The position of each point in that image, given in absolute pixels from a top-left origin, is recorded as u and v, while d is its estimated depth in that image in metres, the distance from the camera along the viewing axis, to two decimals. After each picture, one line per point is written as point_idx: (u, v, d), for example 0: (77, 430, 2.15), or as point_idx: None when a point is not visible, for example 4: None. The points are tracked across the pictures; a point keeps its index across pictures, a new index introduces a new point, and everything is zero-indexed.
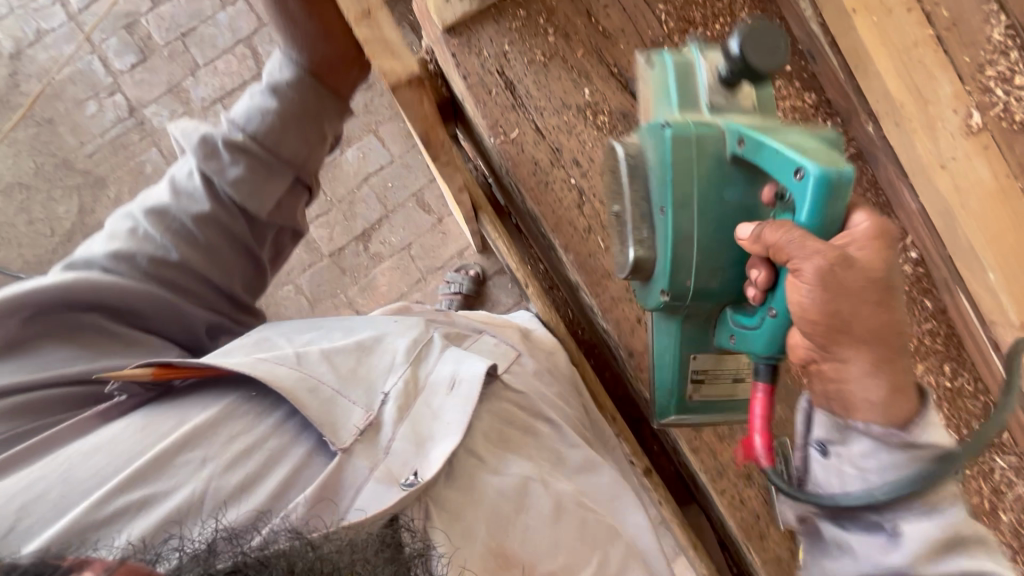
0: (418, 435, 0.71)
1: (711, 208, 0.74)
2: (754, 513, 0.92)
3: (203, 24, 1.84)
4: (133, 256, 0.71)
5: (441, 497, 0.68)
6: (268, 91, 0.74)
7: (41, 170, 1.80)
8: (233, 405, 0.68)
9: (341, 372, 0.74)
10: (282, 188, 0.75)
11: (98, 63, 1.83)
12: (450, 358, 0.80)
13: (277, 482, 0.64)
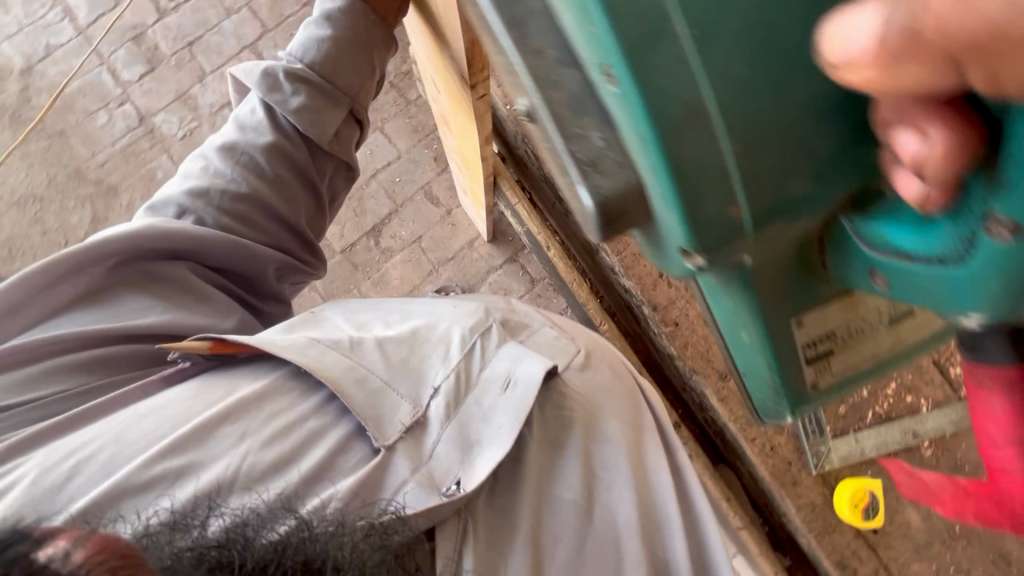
0: (465, 438, 0.70)
1: (745, 57, 0.37)
2: (786, 460, 0.94)
3: (209, 33, 1.90)
4: (208, 192, 0.73)
5: (478, 507, 0.68)
6: (323, 21, 0.75)
7: (55, 182, 1.83)
8: (280, 385, 0.68)
9: (390, 365, 0.73)
10: (341, 117, 0.77)
11: (107, 74, 1.88)
12: (508, 355, 0.78)
13: (309, 464, 0.62)
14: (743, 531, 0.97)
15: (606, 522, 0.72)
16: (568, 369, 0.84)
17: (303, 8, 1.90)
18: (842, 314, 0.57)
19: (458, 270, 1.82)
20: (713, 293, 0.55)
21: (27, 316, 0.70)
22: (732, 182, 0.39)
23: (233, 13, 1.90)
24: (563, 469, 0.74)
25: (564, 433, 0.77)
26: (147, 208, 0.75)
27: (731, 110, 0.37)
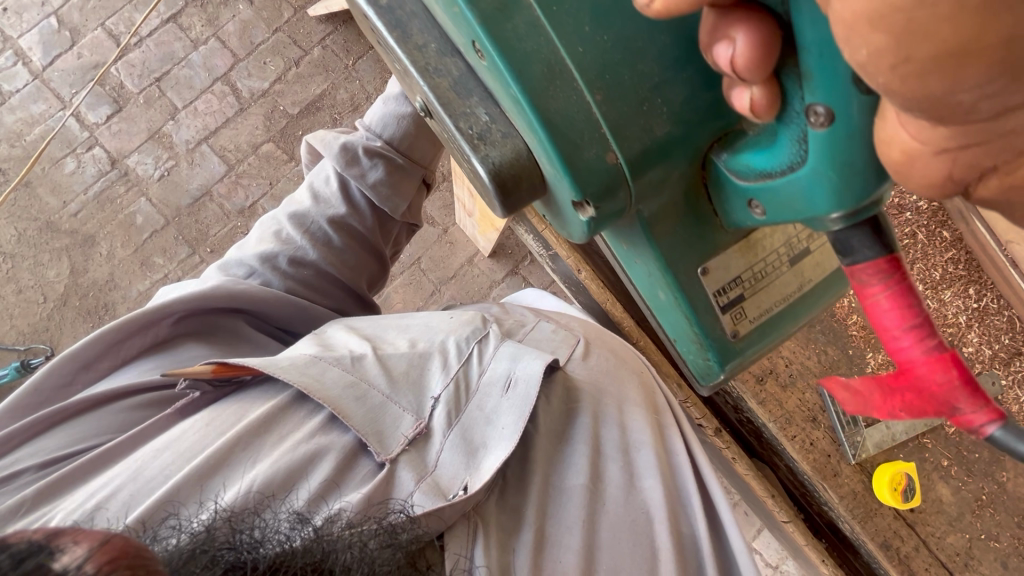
0: (469, 443, 0.62)
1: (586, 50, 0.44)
2: (826, 453, 0.97)
3: (176, 67, 1.82)
4: (276, 257, 0.73)
5: (487, 514, 0.60)
6: (403, 97, 0.75)
7: (26, 236, 1.74)
8: (288, 406, 0.60)
9: (388, 376, 0.65)
10: (415, 186, 0.78)
11: (72, 119, 1.79)
12: (506, 353, 0.70)
13: (322, 479, 0.56)
14: (789, 525, 1.00)
15: (620, 506, 0.66)
16: (570, 360, 0.77)
17: (274, 35, 1.84)
18: (745, 259, 0.57)
19: (460, 288, 1.81)
20: (628, 256, 0.59)
21: (101, 369, 0.67)
22: (603, 132, 0.45)
23: (201, 44, 1.83)
24: (571, 457, 0.68)
25: (569, 422, 0.71)
26: (218, 266, 0.75)
27: (590, 67, 0.44)
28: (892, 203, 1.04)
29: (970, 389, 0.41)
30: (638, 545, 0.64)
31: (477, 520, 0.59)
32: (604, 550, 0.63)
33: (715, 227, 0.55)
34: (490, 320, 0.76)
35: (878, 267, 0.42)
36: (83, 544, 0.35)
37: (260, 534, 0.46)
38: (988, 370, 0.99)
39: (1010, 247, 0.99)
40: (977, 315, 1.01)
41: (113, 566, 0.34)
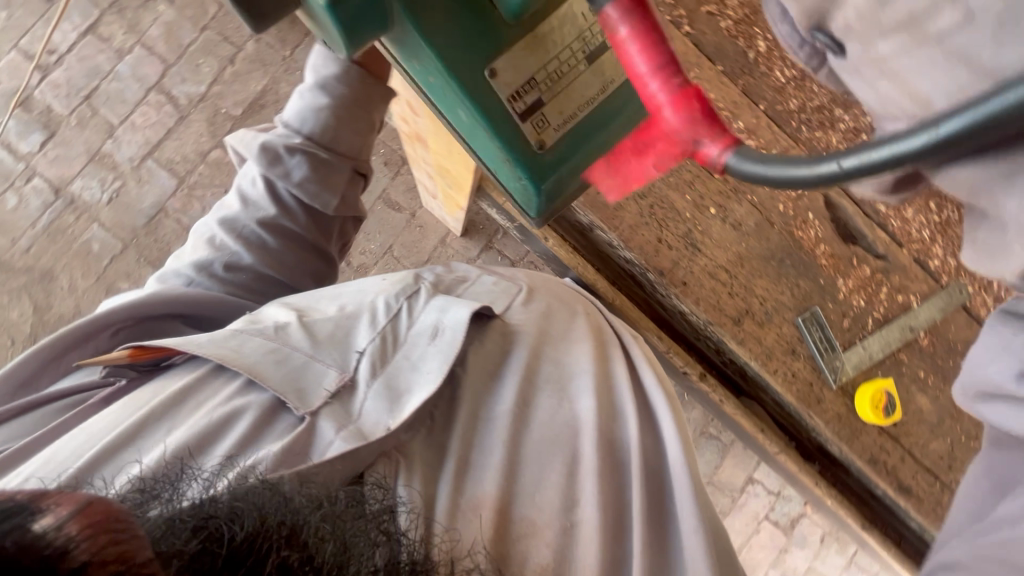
0: (394, 391, 0.62)
1: None
2: (808, 382, 1.00)
3: (104, 81, 1.73)
4: (211, 264, 0.73)
5: (411, 451, 0.60)
6: (317, 87, 0.71)
7: None
8: (210, 377, 0.61)
9: (313, 339, 0.65)
10: (345, 181, 0.75)
11: (4, 152, 1.70)
12: (435, 306, 0.72)
13: (243, 437, 0.55)
14: (781, 454, 1.05)
15: (544, 421, 0.67)
16: (509, 309, 0.78)
17: (202, 34, 1.75)
18: (529, 55, 0.57)
19: None
20: (422, 77, 0.58)
21: (42, 385, 0.68)
22: None
23: (126, 54, 1.73)
24: (501, 388, 0.68)
25: (505, 357, 0.71)
26: (157, 277, 0.74)
27: None
28: (847, 126, 1.00)
29: (711, 123, 0.48)
30: (565, 456, 0.64)
31: (399, 456, 0.59)
32: (532, 466, 0.62)
33: (495, 22, 0.55)
34: (430, 286, 0.77)
35: (622, 6, 0.47)
36: (64, 505, 0.32)
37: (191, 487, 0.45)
38: (957, 280, 1.03)
39: None
40: (939, 229, 1.03)
41: (92, 530, 0.31)
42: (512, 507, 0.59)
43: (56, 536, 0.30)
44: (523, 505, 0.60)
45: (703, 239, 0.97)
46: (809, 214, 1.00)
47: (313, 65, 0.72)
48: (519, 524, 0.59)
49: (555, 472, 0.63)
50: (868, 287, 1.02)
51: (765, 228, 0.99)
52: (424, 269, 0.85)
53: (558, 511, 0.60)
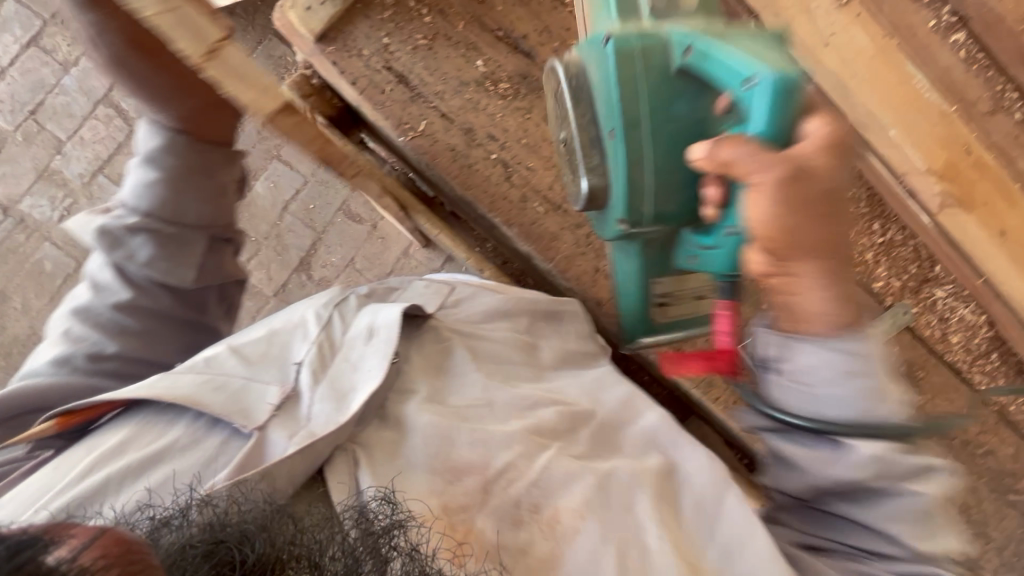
0: (338, 392, 0.62)
1: (659, 121, 0.58)
2: None
3: (50, 95, 1.68)
4: (69, 358, 0.62)
5: (369, 441, 0.60)
6: (145, 163, 0.64)
7: None
8: (144, 423, 0.58)
9: (244, 364, 0.63)
10: (202, 251, 0.66)
11: None
12: (366, 311, 0.70)
13: (203, 465, 0.55)
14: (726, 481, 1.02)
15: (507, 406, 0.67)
16: (442, 308, 0.80)
17: None
18: (676, 286, 0.75)
19: None
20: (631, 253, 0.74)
21: None
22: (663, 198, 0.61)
23: (71, 66, 1.68)
24: (456, 380, 0.69)
25: (446, 357, 0.72)
26: (18, 379, 0.63)
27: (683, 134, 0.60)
28: None
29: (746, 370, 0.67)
30: (541, 446, 0.63)
31: (354, 448, 0.59)
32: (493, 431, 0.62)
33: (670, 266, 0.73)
34: (358, 295, 0.76)
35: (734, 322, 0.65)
36: (78, 536, 0.39)
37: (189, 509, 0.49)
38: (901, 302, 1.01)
39: (907, 178, 0.95)
40: (884, 250, 1.01)
41: (105, 559, 0.38)
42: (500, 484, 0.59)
43: (70, 566, 0.37)
44: (503, 457, 0.60)
45: None
46: None
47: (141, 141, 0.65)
48: (513, 493, 0.59)
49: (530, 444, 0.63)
50: None
51: None
52: (351, 285, 0.82)
53: (560, 489, 0.60)
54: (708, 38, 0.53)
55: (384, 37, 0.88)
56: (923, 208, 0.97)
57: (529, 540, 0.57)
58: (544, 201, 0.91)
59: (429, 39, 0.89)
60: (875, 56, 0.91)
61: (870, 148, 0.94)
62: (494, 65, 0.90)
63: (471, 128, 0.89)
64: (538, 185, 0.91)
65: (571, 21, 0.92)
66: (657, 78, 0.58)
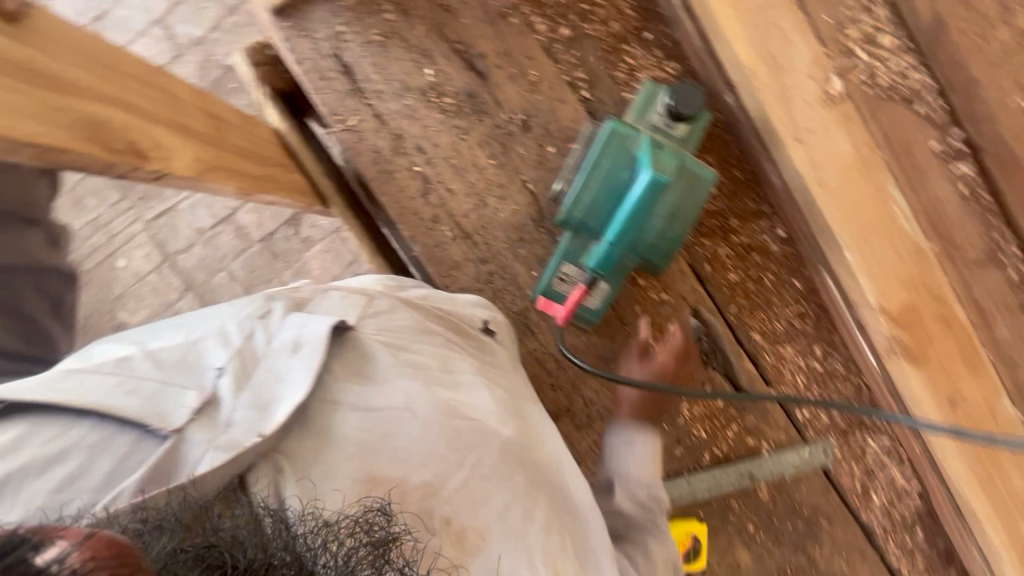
0: (260, 402, 0.51)
1: (609, 181, 0.76)
2: None
3: (115, 6, 1.78)
4: None
5: (293, 450, 0.51)
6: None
7: None
8: (45, 440, 0.45)
9: (160, 368, 0.52)
10: None
11: None
12: (293, 321, 0.58)
13: (96, 487, 0.45)
14: None
15: (444, 422, 0.57)
16: (364, 319, 0.65)
17: None
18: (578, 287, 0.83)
19: None
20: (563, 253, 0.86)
21: None
22: (586, 222, 0.78)
23: None
24: (380, 389, 0.57)
25: (368, 364, 0.60)
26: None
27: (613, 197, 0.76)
28: (739, 241, 0.90)
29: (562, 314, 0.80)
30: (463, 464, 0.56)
31: (278, 456, 0.50)
32: (413, 449, 0.54)
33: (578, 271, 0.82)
34: (286, 304, 0.62)
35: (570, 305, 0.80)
36: (68, 538, 0.27)
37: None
38: (822, 439, 0.91)
39: (857, 310, 0.83)
40: (817, 377, 0.91)
41: (95, 564, 0.26)
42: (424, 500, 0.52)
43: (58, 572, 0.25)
44: (421, 474, 0.53)
45: (538, 321, 0.89)
46: (668, 325, 0.90)
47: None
48: (429, 505, 0.52)
49: (450, 463, 0.55)
50: (716, 418, 0.92)
51: (611, 325, 0.90)
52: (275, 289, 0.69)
53: (464, 502, 0.54)
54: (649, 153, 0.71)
55: (341, 25, 0.86)
56: (872, 346, 0.85)
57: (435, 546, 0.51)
58: (457, 228, 0.88)
59: (383, 36, 0.86)
60: (852, 167, 0.79)
61: (826, 265, 0.85)
62: (443, 76, 0.87)
63: (400, 135, 0.87)
64: (456, 212, 0.88)
65: (534, 52, 0.87)
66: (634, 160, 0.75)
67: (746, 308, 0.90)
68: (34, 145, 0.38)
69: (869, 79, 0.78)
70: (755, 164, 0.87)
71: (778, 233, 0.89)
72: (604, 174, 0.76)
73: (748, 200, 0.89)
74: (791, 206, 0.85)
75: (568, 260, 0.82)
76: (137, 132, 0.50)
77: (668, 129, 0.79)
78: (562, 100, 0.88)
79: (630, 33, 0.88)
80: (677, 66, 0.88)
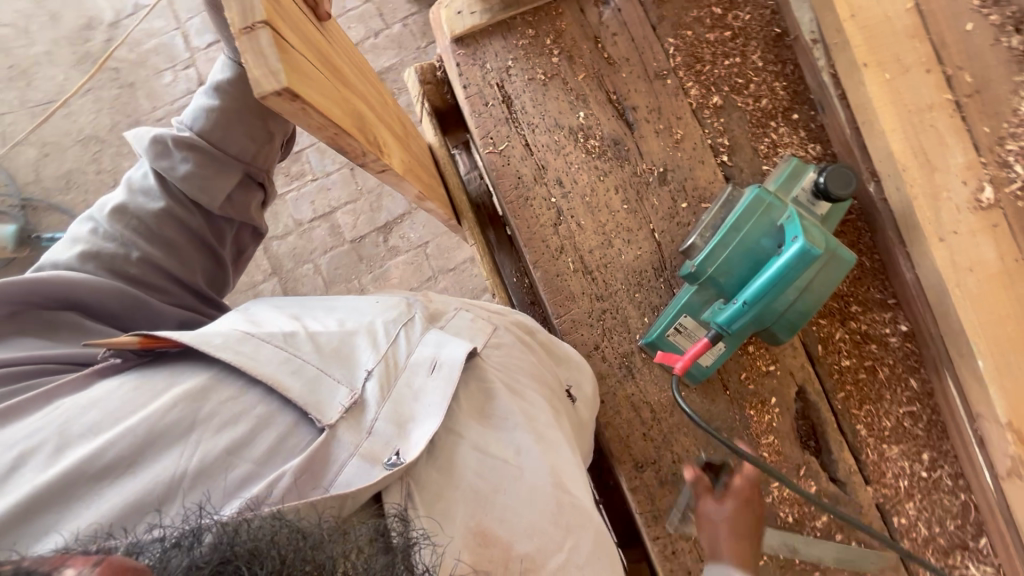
0: (399, 416, 0.60)
1: (746, 245, 0.78)
2: (685, 568, 0.86)
3: None
4: (100, 254, 0.66)
5: (421, 478, 0.59)
6: (212, 92, 0.68)
7: (116, 128, 1.97)
8: (220, 405, 0.55)
9: (320, 353, 0.62)
10: (234, 182, 0.71)
11: (180, 39, 1.99)
12: (432, 340, 0.67)
13: (259, 458, 0.54)
14: None
15: (552, 494, 0.62)
16: (487, 349, 0.73)
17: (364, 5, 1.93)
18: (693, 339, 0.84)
19: (455, 282, 1.84)
20: None
21: None
22: (714, 279, 0.80)
23: None
24: (499, 434, 0.65)
25: (490, 402, 0.68)
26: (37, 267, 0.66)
27: (747, 260, 0.78)
28: (857, 328, 0.89)
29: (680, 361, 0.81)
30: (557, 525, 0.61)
31: (409, 480, 0.58)
32: (520, 519, 0.60)
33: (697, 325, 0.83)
34: (423, 313, 0.71)
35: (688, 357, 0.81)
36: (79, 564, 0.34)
37: (208, 525, 0.43)
38: (919, 556, 0.85)
39: (979, 421, 0.80)
40: (922, 485, 0.86)
41: None
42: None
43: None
44: (526, 544, 0.59)
45: (641, 366, 0.89)
46: (771, 398, 0.89)
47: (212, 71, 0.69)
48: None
49: (552, 540, 0.60)
50: (806, 505, 0.88)
51: (714, 388, 0.89)
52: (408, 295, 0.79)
53: None
54: (801, 225, 0.73)
55: (510, 61, 0.94)
56: (990, 464, 0.81)
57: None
58: (580, 262, 0.91)
59: (546, 76, 0.93)
60: (994, 276, 0.78)
61: (951, 369, 0.83)
62: (594, 120, 0.92)
63: (544, 166, 0.92)
64: (580, 245, 0.91)
65: (684, 112, 0.92)
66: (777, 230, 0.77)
67: (855, 397, 0.88)
68: (333, 127, 0.44)
69: (1020, 195, 0.79)
70: (886, 255, 0.87)
71: (900, 328, 0.88)
72: (744, 234, 0.78)
73: (872, 289, 0.88)
74: (920, 303, 0.84)
75: (687, 312, 0.83)
76: (372, 120, 0.55)
77: (810, 204, 0.81)
78: (703, 161, 0.91)
79: (779, 111, 0.92)
80: (821, 149, 0.90)
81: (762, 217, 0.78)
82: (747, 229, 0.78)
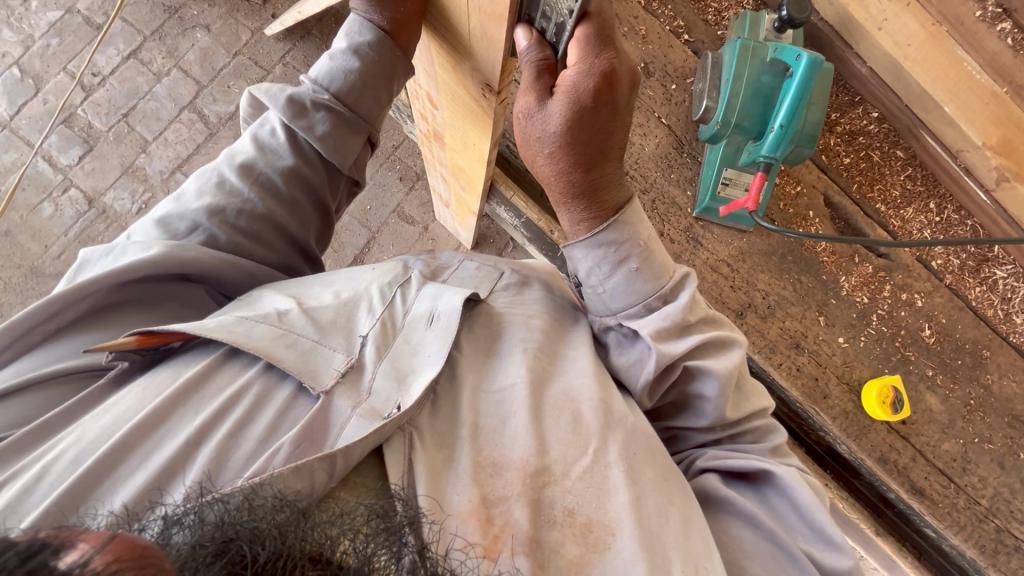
0: (399, 370, 0.53)
1: (751, 87, 0.88)
2: (812, 376, 0.99)
3: (142, 100, 1.78)
4: (222, 210, 0.63)
5: (426, 430, 0.52)
6: (350, 51, 0.64)
7: (11, 284, 1.65)
8: (216, 390, 0.48)
9: (315, 324, 0.55)
10: (360, 146, 0.69)
11: (43, 163, 1.73)
12: (428, 293, 0.61)
13: (262, 435, 0.46)
14: None
15: (564, 403, 0.57)
16: (492, 293, 0.69)
17: (234, 58, 1.80)
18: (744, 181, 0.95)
19: None
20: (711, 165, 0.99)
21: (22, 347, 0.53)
22: (739, 125, 0.90)
23: (163, 76, 1.78)
24: (500, 364, 0.60)
25: (496, 342, 0.62)
26: (154, 222, 0.62)
27: (759, 96, 0.88)
28: (843, 129, 1.05)
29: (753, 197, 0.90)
30: (574, 432, 0.55)
31: (412, 431, 0.51)
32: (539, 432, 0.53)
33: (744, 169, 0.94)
34: (417, 271, 0.65)
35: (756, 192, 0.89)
36: (90, 541, 0.27)
37: (204, 503, 0.36)
38: (961, 281, 1.03)
39: (962, 155, 0.99)
40: (941, 228, 1.03)
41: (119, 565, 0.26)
42: (540, 486, 0.51)
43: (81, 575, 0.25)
44: (545, 459, 0.52)
45: (703, 233, 1.01)
46: (809, 212, 1.02)
47: (348, 30, 0.65)
48: (549, 493, 0.51)
49: (572, 448, 0.54)
50: (872, 283, 1.02)
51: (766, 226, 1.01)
52: (405, 259, 0.74)
53: (593, 490, 0.52)
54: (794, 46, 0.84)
55: None
56: (980, 184, 1.00)
57: (558, 539, 0.49)
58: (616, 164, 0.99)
59: None
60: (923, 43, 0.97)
61: (924, 128, 1.02)
62: None
63: None
64: None
65: (637, 11, 1.02)
66: (772, 64, 0.88)
67: (865, 183, 1.04)
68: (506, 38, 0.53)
69: None
70: (841, 64, 1.05)
71: (873, 115, 1.05)
72: (747, 78, 0.88)
73: (840, 92, 1.05)
74: (878, 87, 1.03)
75: (725, 165, 0.95)
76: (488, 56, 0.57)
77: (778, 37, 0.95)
78: (671, 45, 1.02)
79: None
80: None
81: (755, 59, 0.88)
82: (749, 73, 0.88)
